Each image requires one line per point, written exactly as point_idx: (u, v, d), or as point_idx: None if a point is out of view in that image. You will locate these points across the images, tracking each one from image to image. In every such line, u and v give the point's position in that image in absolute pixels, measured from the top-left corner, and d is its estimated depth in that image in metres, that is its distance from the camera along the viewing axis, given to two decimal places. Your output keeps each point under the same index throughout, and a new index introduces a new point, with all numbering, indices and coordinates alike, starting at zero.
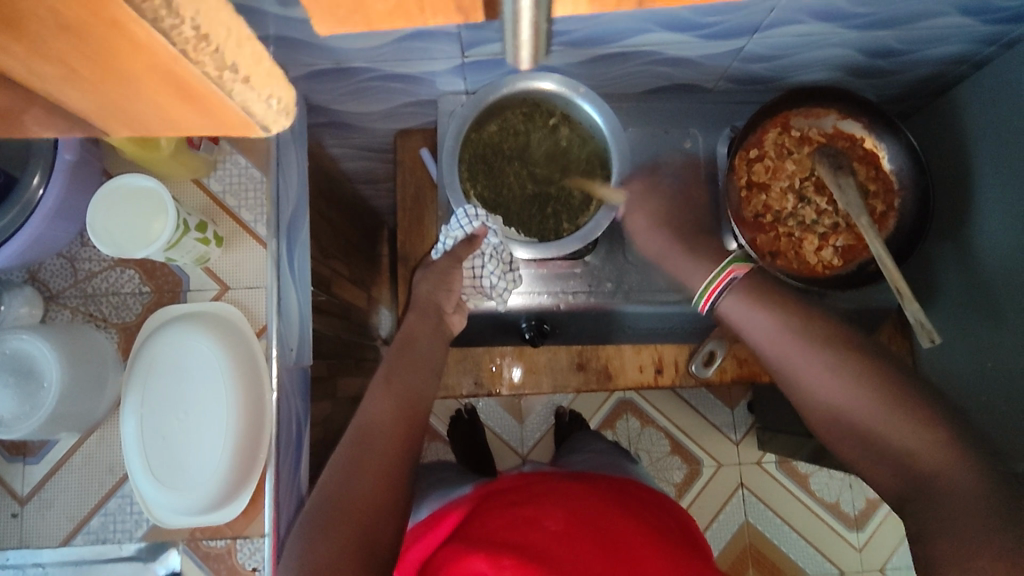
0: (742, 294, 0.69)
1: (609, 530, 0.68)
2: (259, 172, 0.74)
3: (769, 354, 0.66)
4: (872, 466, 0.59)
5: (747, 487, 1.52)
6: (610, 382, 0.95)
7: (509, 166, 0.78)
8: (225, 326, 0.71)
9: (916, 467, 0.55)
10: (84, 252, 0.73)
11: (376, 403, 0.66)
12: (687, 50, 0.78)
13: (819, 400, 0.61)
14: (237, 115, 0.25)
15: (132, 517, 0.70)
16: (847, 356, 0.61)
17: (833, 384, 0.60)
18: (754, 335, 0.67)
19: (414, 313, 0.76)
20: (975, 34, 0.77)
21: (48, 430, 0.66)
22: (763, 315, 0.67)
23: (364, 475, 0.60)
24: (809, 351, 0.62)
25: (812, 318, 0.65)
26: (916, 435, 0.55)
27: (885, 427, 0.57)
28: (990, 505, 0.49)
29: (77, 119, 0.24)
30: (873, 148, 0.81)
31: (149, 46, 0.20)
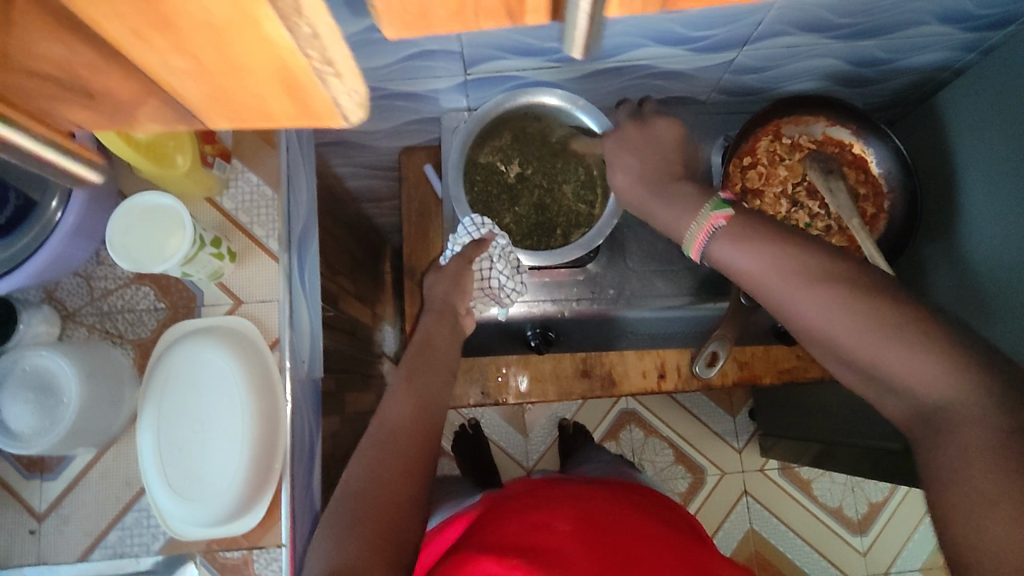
0: (726, 232, 0.57)
1: (626, 535, 0.67)
2: (271, 189, 0.76)
3: (765, 290, 0.55)
4: (879, 396, 0.52)
5: (751, 495, 1.53)
6: (614, 388, 0.97)
7: (514, 173, 0.81)
8: (239, 339, 0.73)
9: (928, 401, 0.48)
10: (99, 270, 0.74)
11: (396, 402, 0.66)
12: (680, 64, 0.81)
13: (817, 332, 0.53)
14: (328, 109, 0.25)
15: (149, 530, 0.71)
16: (851, 286, 0.51)
17: (831, 316, 0.51)
18: (744, 268, 0.56)
19: (430, 315, 0.77)
20: (953, 41, 0.81)
21: (66, 445, 0.67)
22: (750, 246, 0.56)
23: (388, 473, 0.60)
24: (800, 283, 0.53)
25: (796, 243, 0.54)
26: (931, 367, 0.48)
27: (870, 355, 0.50)
28: (991, 406, 0.46)
29: (181, 108, 0.26)
30: (860, 153, 0.85)
31: (265, 36, 0.21)
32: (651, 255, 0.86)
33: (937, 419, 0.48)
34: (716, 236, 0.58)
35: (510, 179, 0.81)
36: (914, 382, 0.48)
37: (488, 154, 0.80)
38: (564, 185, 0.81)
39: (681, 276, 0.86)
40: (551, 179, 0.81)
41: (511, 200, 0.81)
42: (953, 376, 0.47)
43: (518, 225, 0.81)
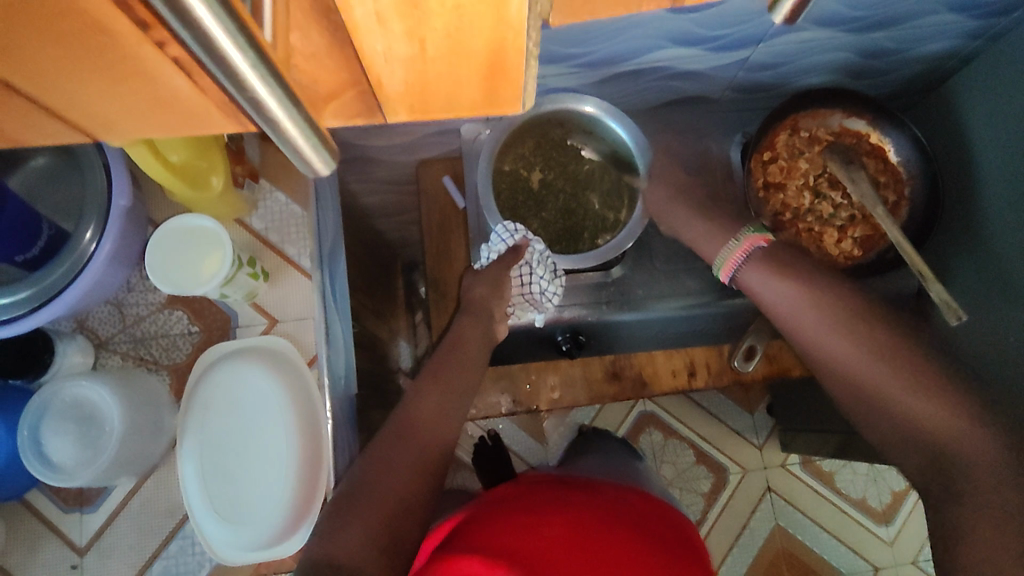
0: (764, 264, 0.67)
1: (613, 546, 0.63)
2: (300, 207, 0.76)
3: (794, 324, 0.63)
4: (890, 436, 0.58)
5: (774, 491, 1.53)
6: (646, 389, 0.96)
7: (541, 180, 0.80)
8: (276, 359, 0.72)
9: (934, 440, 0.54)
10: (130, 297, 0.74)
11: (421, 398, 0.67)
12: (697, 63, 0.82)
13: (839, 368, 0.60)
14: (513, 75, 0.31)
15: (194, 558, 0.70)
16: (868, 329, 0.59)
17: (852, 353, 0.59)
18: (777, 307, 0.65)
19: (466, 317, 0.77)
20: (962, 29, 0.83)
21: (109, 477, 0.66)
22: (784, 285, 0.64)
23: (402, 469, 0.59)
24: (827, 323, 0.60)
25: (824, 286, 0.62)
26: (937, 413, 0.54)
27: (887, 392, 0.57)
28: (993, 456, 0.51)
29: (370, 83, 0.31)
30: (878, 143, 0.86)
31: (503, 22, 0.26)
32: (677, 254, 0.87)
33: (943, 462, 0.53)
34: (751, 259, 0.68)
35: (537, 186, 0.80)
36: (919, 419, 0.55)
37: (514, 161, 0.79)
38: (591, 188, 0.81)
39: (708, 273, 0.86)
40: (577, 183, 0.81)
41: (537, 207, 0.80)
42: (956, 415, 0.53)
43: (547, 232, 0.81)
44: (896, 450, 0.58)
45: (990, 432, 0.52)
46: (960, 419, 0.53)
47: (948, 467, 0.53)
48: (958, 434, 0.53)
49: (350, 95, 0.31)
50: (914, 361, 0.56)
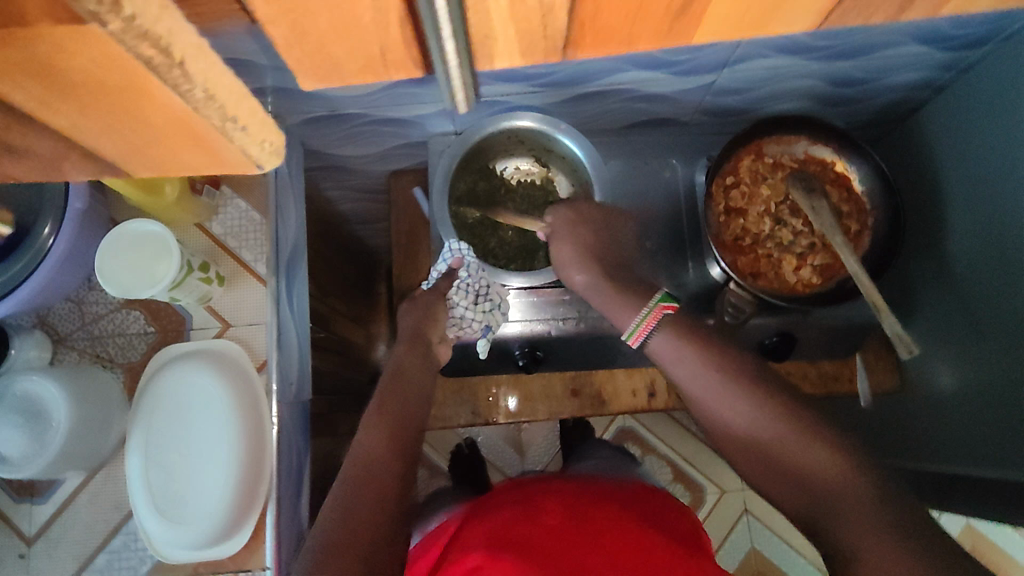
0: (671, 335, 0.65)
1: (604, 526, 0.66)
2: (259, 215, 0.78)
3: (684, 386, 0.64)
4: (779, 488, 0.56)
5: (751, 513, 1.51)
6: (605, 407, 0.96)
7: (494, 197, 0.83)
8: (226, 362, 0.74)
9: (822, 487, 0.53)
10: (91, 295, 0.76)
11: (371, 434, 0.62)
12: (661, 87, 0.83)
13: (735, 432, 0.60)
14: (236, 156, 0.30)
15: (137, 553, 0.71)
16: (767, 395, 0.59)
17: (739, 411, 0.59)
18: (680, 374, 0.64)
19: (403, 346, 0.74)
20: (933, 61, 0.81)
21: (56, 469, 0.68)
22: (688, 352, 0.64)
23: (357, 510, 0.54)
24: (719, 375, 0.61)
25: (728, 355, 0.63)
26: (827, 459, 0.54)
27: (783, 446, 0.56)
28: (878, 496, 0.50)
29: (103, 166, 0.30)
30: (843, 171, 0.86)
31: (165, 103, 0.25)
32: None
33: (833, 507, 0.51)
34: (660, 329, 0.66)
35: (492, 203, 0.83)
36: (810, 469, 0.54)
37: (466, 181, 0.82)
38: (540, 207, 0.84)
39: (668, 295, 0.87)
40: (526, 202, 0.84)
41: (494, 225, 0.82)
42: (845, 467, 0.53)
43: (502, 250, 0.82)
44: (784, 503, 0.56)
45: (873, 484, 0.51)
46: (849, 470, 0.53)
47: (828, 514, 0.52)
48: (846, 483, 0.52)
49: (72, 169, 0.29)
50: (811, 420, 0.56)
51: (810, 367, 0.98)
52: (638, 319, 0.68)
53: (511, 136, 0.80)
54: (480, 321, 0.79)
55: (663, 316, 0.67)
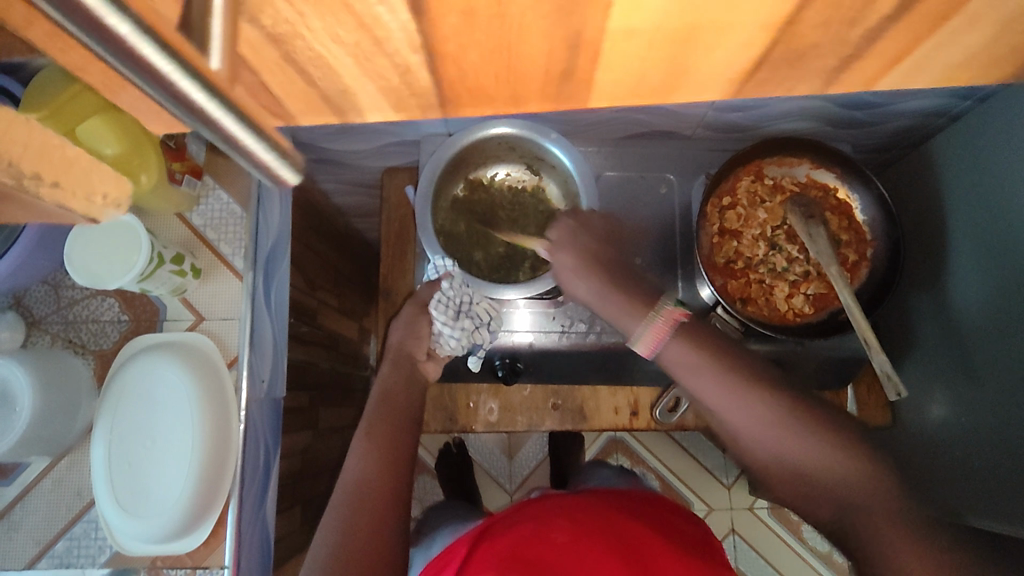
0: (682, 336, 0.58)
1: (618, 535, 0.70)
2: (241, 208, 0.77)
3: (698, 394, 0.56)
4: (800, 499, 0.52)
5: (737, 533, 1.49)
6: (585, 423, 0.94)
7: (479, 211, 0.81)
8: (196, 356, 0.73)
9: (852, 503, 0.49)
10: (68, 279, 0.75)
11: (363, 458, 0.66)
12: (662, 100, 0.80)
13: (748, 438, 0.54)
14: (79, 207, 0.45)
15: (96, 542, 0.71)
16: (782, 398, 0.53)
17: (760, 421, 0.53)
18: (689, 380, 0.57)
19: (388, 366, 0.77)
20: (947, 89, 0.78)
21: (19, 454, 0.67)
22: (697, 353, 0.57)
23: (359, 527, 0.59)
24: (740, 383, 0.54)
25: (735, 357, 0.56)
26: (859, 472, 0.49)
27: (803, 459, 0.51)
28: (915, 514, 0.47)
29: None
30: (845, 199, 0.83)
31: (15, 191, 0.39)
32: None
33: (865, 525, 0.48)
34: (673, 333, 0.59)
35: (476, 217, 0.81)
36: (835, 481, 0.50)
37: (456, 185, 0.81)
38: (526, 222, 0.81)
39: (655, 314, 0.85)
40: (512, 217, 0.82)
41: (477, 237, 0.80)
42: (873, 478, 0.49)
43: (486, 262, 0.80)
44: (808, 510, 0.53)
45: (902, 498, 0.48)
46: (878, 481, 0.49)
47: (861, 530, 0.48)
48: (876, 499, 0.48)
49: None
50: (830, 428, 0.52)
51: None
52: (647, 324, 0.60)
53: (505, 144, 0.78)
54: (459, 336, 0.77)
55: (676, 323, 0.60)
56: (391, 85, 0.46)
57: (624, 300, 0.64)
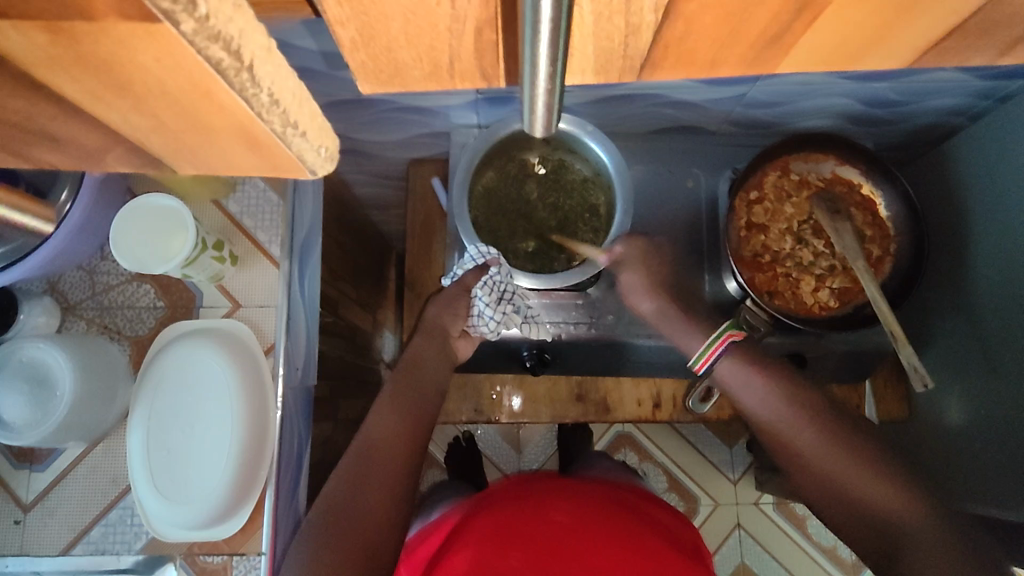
0: (737, 360, 0.69)
1: (626, 532, 0.70)
2: (276, 195, 0.77)
3: (756, 416, 0.67)
4: (842, 518, 0.62)
5: (743, 528, 1.48)
6: (608, 414, 0.95)
7: (518, 201, 0.82)
8: (233, 342, 0.73)
9: (899, 532, 0.58)
10: (103, 265, 0.75)
11: (382, 420, 0.67)
12: (692, 95, 0.81)
13: (803, 459, 0.64)
14: None
15: (132, 528, 0.71)
16: (837, 432, 0.63)
17: (810, 439, 0.63)
18: (746, 400, 0.68)
19: (421, 335, 0.77)
20: (970, 88, 0.80)
21: (57, 439, 0.67)
22: (755, 378, 0.68)
23: (368, 489, 0.62)
24: (789, 406, 0.65)
25: (801, 390, 0.66)
26: (898, 495, 0.59)
27: (854, 483, 0.61)
28: (945, 527, 0.57)
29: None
30: (870, 195, 0.84)
31: None
32: None
33: (902, 544, 0.57)
34: (729, 355, 0.70)
35: (514, 208, 0.81)
36: (878, 509, 0.59)
37: (486, 177, 0.81)
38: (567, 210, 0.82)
39: None
40: (552, 206, 0.82)
41: (516, 226, 0.81)
42: (914, 509, 0.58)
43: (531, 251, 0.81)
44: (852, 535, 0.62)
45: (946, 533, 0.56)
46: (919, 512, 0.58)
47: (900, 548, 0.57)
48: (924, 529, 0.57)
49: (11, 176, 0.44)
50: (884, 461, 0.61)
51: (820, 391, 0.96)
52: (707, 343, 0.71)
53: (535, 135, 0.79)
54: (500, 321, 0.75)
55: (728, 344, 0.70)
56: (612, 48, 0.29)
57: (681, 320, 0.76)
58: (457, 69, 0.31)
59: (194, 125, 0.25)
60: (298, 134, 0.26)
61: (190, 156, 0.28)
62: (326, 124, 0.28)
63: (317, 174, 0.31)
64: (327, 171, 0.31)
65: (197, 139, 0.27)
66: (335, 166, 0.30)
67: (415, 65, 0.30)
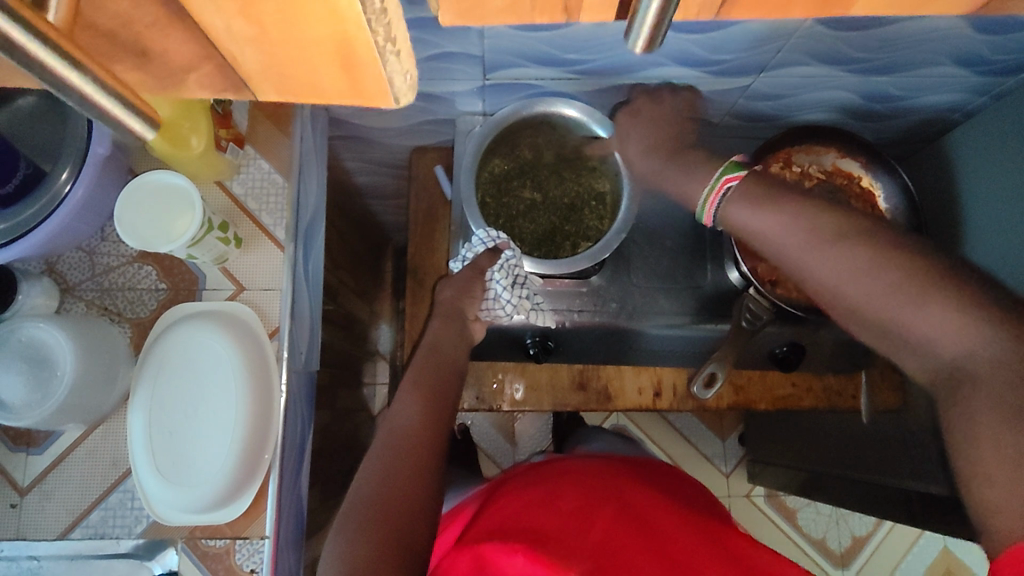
0: (741, 197, 0.60)
1: (632, 509, 0.70)
2: (282, 177, 0.76)
3: (783, 251, 0.56)
4: (888, 345, 0.52)
5: (735, 520, 1.50)
6: (610, 403, 0.96)
7: (523, 188, 0.82)
8: (236, 324, 0.72)
9: (954, 359, 0.47)
10: (103, 246, 0.74)
11: (407, 407, 0.67)
12: (698, 85, 0.81)
13: (829, 291, 0.54)
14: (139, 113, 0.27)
15: (133, 512, 0.70)
16: (870, 246, 0.51)
17: (849, 266, 0.52)
18: (775, 234, 0.57)
19: (439, 320, 0.77)
20: (969, 84, 0.82)
21: (55, 421, 0.66)
22: (766, 207, 0.58)
23: (398, 477, 0.61)
24: (823, 237, 0.53)
25: (834, 214, 0.54)
26: (950, 316, 0.47)
27: (894, 310, 0.50)
28: (1022, 346, 0.44)
29: None
30: (869, 187, 0.86)
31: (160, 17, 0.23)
32: (656, 272, 0.87)
33: (953, 375, 0.47)
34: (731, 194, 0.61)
35: (520, 194, 0.82)
36: (920, 329, 0.49)
37: (490, 164, 0.81)
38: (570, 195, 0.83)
39: (684, 294, 0.87)
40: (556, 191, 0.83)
41: (521, 214, 0.82)
42: (962, 321, 0.46)
43: (542, 234, 0.82)
44: (906, 365, 0.51)
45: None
46: (983, 336, 0.46)
47: (954, 377, 0.47)
48: (971, 346, 0.46)
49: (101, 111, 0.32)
50: (927, 271, 0.49)
51: (814, 379, 0.97)
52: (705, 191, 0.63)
53: (535, 119, 0.79)
54: (514, 305, 0.76)
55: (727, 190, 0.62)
56: None
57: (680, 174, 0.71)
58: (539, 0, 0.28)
59: (302, 35, 0.24)
60: (394, 52, 0.25)
61: (284, 77, 0.27)
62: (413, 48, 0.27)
63: (397, 104, 0.30)
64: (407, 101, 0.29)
65: (297, 55, 0.25)
66: (414, 97, 0.29)
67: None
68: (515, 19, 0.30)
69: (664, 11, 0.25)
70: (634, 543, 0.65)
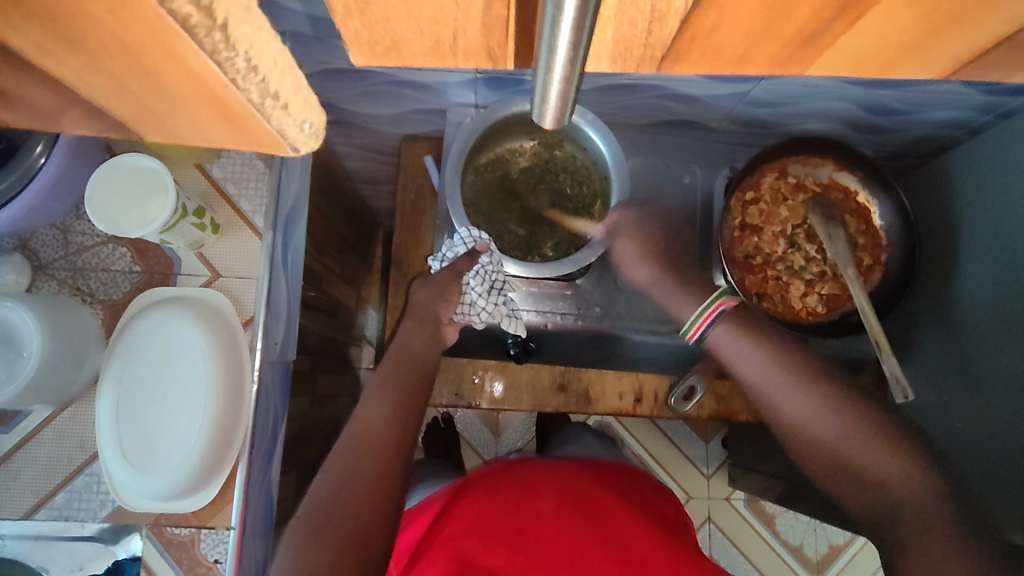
0: (731, 326, 0.70)
1: (605, 517, 0.70)
2: (262, 163, 0.75)
3: (765, 393, 0.66)
4: (846, 487, 0.62)
5: (713, 522, 1.50)
6: (590, 405, 0.95)
7: (517, 166, 0.81)
8: (209, 311, 0.71)
9: (898, 494, 0.59)
10: (77, 224, 0.72)
11: (374, 409, 0.66)
12: (695, 88, 0.79)
13: (797, 424, 0.64)
14: None
15: (98, 496, 0.69)
16: (828, 391, 0.64)
17: (815, 415, 0.63)
18: (743, 367, 0.69)
19: (412, 321, 0.76)
20: (971, 102, 0.80)
21: (23, 401, 0.65)
22: (751, 345, 0.69)
23: (359, 480, 0.60)
24: (794, 385, 0.65)
25: (789, 356, 0.67)
26: (897, 463, 0.59)
27: (845, 445, 0.61)
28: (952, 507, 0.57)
29: None
30: (865, 203, 0.84)
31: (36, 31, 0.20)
32: None
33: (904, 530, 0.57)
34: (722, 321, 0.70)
35: (515, 171, 0.81)
36: (869, 459, 0.60)
37: (474, 179, 0.80)
38: (560, 183, 0.81)
39: None
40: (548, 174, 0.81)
41: (509, 189, 0.81)
42: (916, 476, 0.58)
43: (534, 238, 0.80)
44: (851, 502, 0.62)
45: (952, 515, 0.56)
46: (925, 487, 0.58)
47: (901, 536, 0.57)
48: (910, 489, 0.58)
49: None
50: (875, 431, 0.61)
51: None
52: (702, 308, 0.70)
53: (500, 126, 0.77)
54: (490, 313, 0.77)
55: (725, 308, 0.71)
56: (633, 36, 0.26)
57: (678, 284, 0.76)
58: (460, 46, 0.28)
59: (160, 67, 0.21)
60: (278, 106, 0.24)
61: (156, 113, 0.24)
62: (315, 99, 0.26)
63: (300, 152, 0.29)
64: (311, 147, 0.29)
65: (164, 102, 0.23)
66: (318, 144, 0.28)
67: (415, 38, 0.27)
68: (438, 62, 0.29)
69: (568, 63, 0.24)
70: (604, 557, 0.65)
